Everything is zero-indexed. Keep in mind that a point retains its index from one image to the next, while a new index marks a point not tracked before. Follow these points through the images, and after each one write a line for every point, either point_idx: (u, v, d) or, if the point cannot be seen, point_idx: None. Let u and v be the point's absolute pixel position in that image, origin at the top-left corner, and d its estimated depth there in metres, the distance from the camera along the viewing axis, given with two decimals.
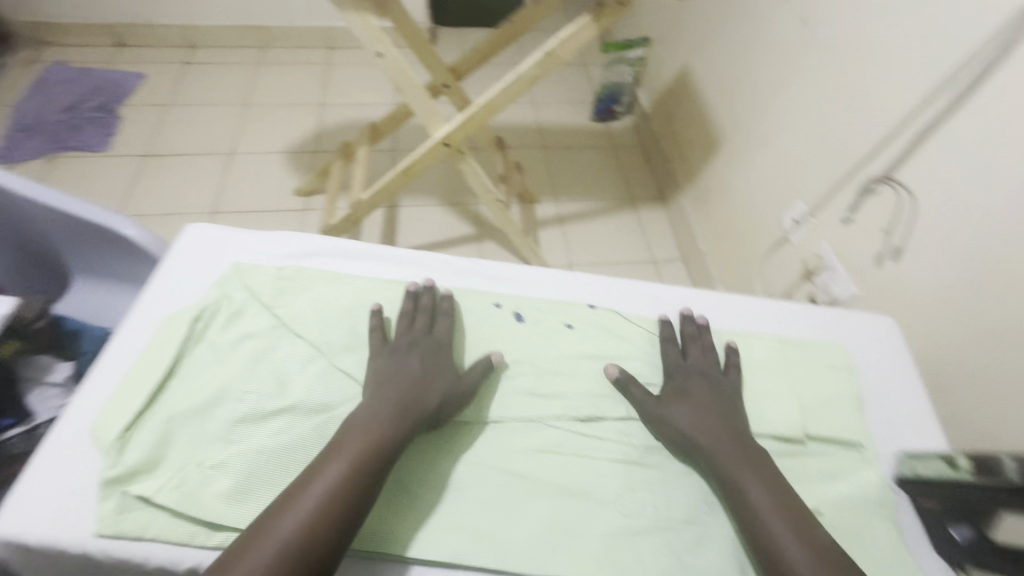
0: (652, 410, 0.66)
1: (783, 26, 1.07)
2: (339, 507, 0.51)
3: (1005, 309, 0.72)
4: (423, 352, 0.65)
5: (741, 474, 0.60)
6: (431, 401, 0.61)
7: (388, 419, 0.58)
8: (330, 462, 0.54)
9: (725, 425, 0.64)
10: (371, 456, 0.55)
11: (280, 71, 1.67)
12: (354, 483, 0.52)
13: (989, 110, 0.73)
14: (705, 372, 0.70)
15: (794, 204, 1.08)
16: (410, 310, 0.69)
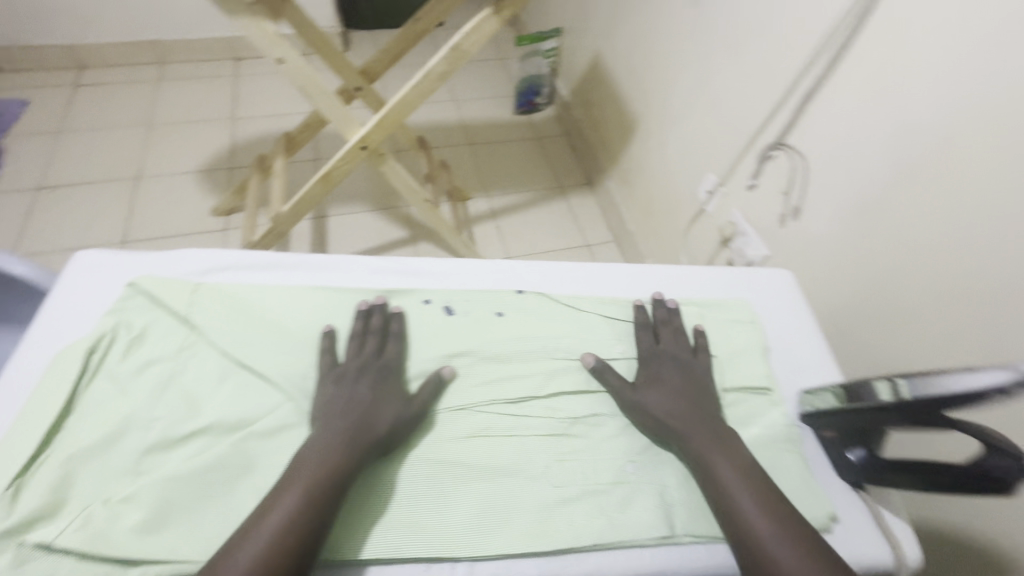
0: (629, 397, 0.61)
1: (677, 26, 1.43)
2: (302, 531, 0.47)
3: (855, 238, 0.98)
4: (375, 377, 0.59)
5: (718, 461, 0.55)
6: (380, 426, 0.55)
7: (334, 443, 0.53)
8: (283, 498, 0.49)
9: (699, 409, 0.60)
10: (321, 478, 0.50)
11: (180, 89, 1.96)
12: (308, 513, 0.48)
13: (862, 63, 0.92)
14: (675, 353, 0.65)
15: (706, 180, 1.39)
16: (360, 332, 0.63)
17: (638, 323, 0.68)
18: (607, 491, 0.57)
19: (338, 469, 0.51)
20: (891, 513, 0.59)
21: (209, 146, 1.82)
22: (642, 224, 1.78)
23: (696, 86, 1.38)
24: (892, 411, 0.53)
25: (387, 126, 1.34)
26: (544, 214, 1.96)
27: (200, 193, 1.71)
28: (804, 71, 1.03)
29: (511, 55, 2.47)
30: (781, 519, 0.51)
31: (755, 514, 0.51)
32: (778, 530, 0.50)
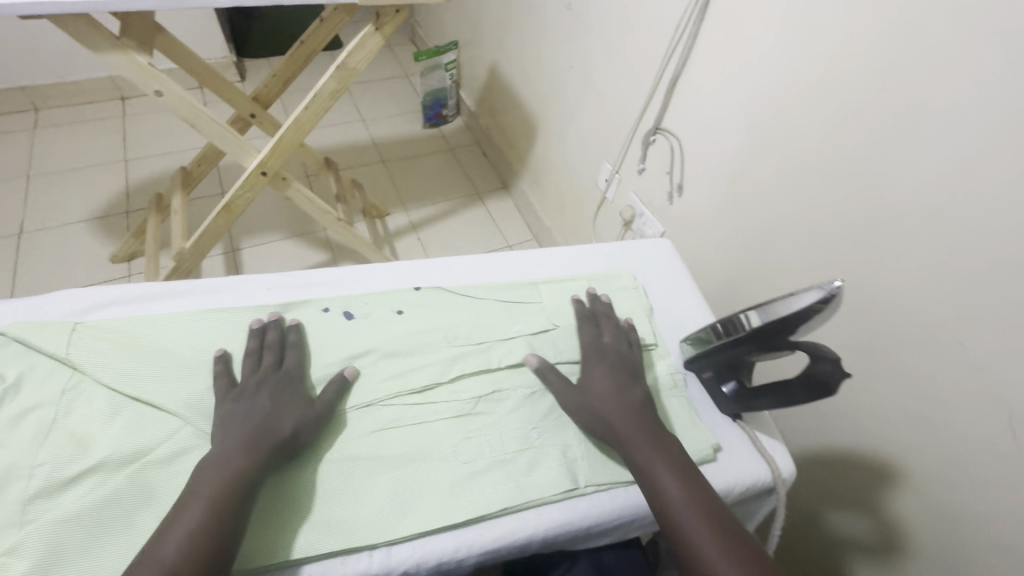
0: (572, 398, 0.63)
1: (557, 29, 1.52)
2: (208, 546, 0.47)
3: (726, 206, 1.08)
4: (275, 388, 0.59)
5: (655, 463, 0.56)
6: (284, 430, 0.56)
7: (235, 453, 0.53)
8: (185, 512, 0.48)
9: (636, 411, 0.61)
10: (223, 494, 0.50)
11: (62, 135, 1.85)
12: (216, 528, 0.48)
13: (709, 48, 1.02)
14: (615, 352, 0.67)
15: (604, 169, 1.48)
16: (256, 349, 0.63)
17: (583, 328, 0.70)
18: (514, 459, 0.60)
19: (242, 482, 0.51)
20: (764, 434, 0.68)
21: (98, 192, 1.71)
22: (556, 219, 1.86)
23: (583, 84, 1.48)
24: (750, 339, 0.61)
25: (284, 149, 1.32)
26: (464, 220, 2.00)
27: (95, 241, 1.60)
28: (665, 59, 1.14)
29: (414, 71, 2.51)
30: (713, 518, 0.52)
31: (688, 513, 0.52)
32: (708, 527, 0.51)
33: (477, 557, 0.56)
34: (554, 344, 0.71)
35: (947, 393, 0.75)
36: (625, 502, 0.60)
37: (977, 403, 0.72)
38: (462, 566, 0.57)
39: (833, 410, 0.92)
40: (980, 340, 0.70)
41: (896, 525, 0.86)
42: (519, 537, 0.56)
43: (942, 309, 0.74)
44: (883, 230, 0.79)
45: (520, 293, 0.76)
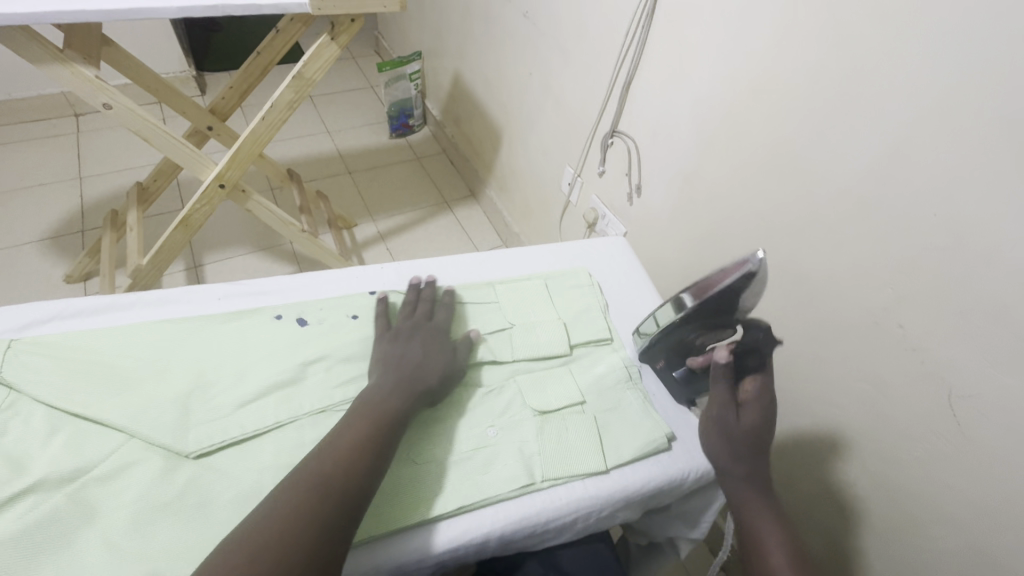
0: (715, 419, 0.62)
1: (515, 37, 1.54)
2: (368, 460, 0.52)
3: (680, 206, 1.11)
4: (425, 336, 0.66)
5: (761, 521, 0.58)
6: (430, 378, 0.62)
7: (390, 389, 0.59)
8: (356, 423, 0.55)
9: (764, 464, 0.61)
10: (386, 421, 0.56)
11: (9, 153, 1.78)
12: (378, 446, 0.54)
13: (659, 53, 1.05)
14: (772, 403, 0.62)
15: (566, 174, 1.50)
16: (413, 301, 0.71)
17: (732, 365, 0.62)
18: (470, 457, 0.61)
19: (400, 422, 0.57)
20: None
21: (52, 211, 1.66)
22: (524, 224, 1.87)
23: (542, 91, 1.50)
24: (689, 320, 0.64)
25: (242, 160, 1.31)
26: (433, 229, 2.00)
27: (46, 261, 1.55)
28: (618, 64, 1.17)
29: (378, 82, 2.51)
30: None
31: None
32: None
33: (437, 557, 0.56)
34: (509, 342, 0.72)
35: (891, 376, 0.79)
36: (582, 494, 0.60)
37: (919, 384, 0.75)
38: (421, 569, 0.56)
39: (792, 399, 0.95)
40: (917, 323, 0.74)
41: (855, 507, 0.89)
42: (475, 536, 0.56)
43: (881, 295, 0.77)
44: (825, 223, 0.82)
45: (476, 292, 0.77)
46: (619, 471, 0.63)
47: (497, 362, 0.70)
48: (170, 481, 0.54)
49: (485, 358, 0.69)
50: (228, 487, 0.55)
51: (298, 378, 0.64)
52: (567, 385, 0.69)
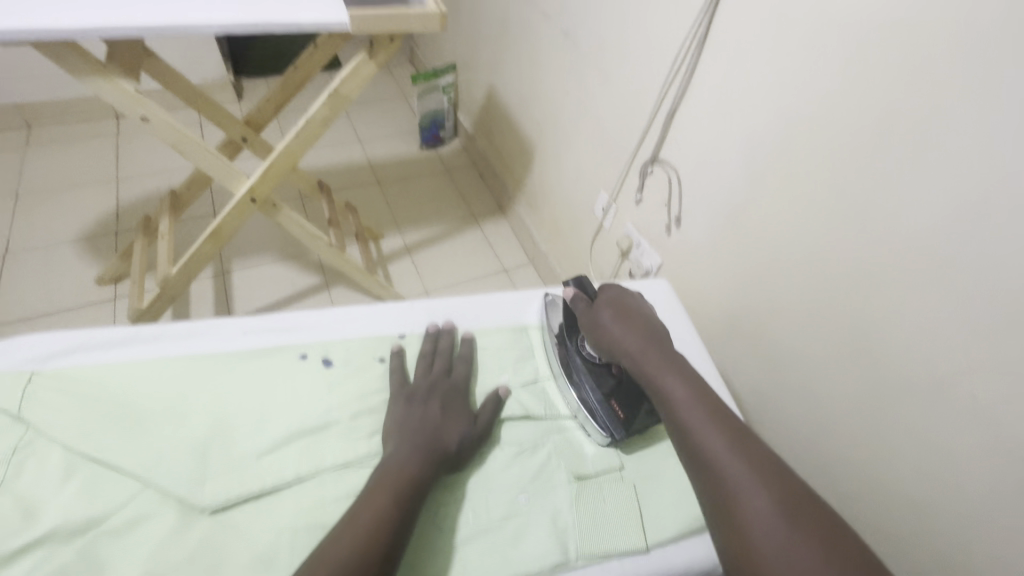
0: (587, 323, 0.68)
1: (554, 54, 1.51)
2: (387, 534, 0.49)
3: (723, 241, 1.05)
4: (442, 397, 0.63)
5: (667, 378, 0.59)
6: (451, 444, 0.58)
7: (409, 454, 0.56)
8: (375, 493, 0.52)
9: (652, 332, 0.64)
10: (404, 490, 0.53)
11: (53, 152, 1.82)
12: (398, 520, 0.50)
13: (708, 81, 1.00)
14: (626, 301, 0.69)
15: (601, 198, 1.45)
16: (429, 353, 0.68)
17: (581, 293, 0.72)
18: (499, 527, 0.56)
19: (422, 491, 0.53)
20: None
21: (88, 212, 1.68)
22: (553, 245, 1.82)
23: (579, 112, 1.46)
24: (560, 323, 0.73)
25: (274, 175, 1.30)
26: (460, 244, 1.96)
27: (80, 262, 1.56)
28: (663, 91, 1.11)
29: (411, 92, 2.50)
30: (718, 424, 0.54)
31: (698, 427, 0.54)
32: (710, 426, 0.54)
33: None
34: (542, 397, 0.68)
35: None
36: None
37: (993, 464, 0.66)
38: None
39: (833, 461, 0.86)
40: (992, 391, 0.64)
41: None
42: None
43: (949, 358, 0.68)
44: (884, 278, 0.74)
45: (507, 339, 0.73)
46: (658, 551, 0.58)
47: (530, 419, 0.66)
48: (183, 537, 0.52)
49: (518, 412, 0.66)
50: (242, 547, 0.52)
51: (321, 427, 0.61)
52: (600, 449, 0.64)
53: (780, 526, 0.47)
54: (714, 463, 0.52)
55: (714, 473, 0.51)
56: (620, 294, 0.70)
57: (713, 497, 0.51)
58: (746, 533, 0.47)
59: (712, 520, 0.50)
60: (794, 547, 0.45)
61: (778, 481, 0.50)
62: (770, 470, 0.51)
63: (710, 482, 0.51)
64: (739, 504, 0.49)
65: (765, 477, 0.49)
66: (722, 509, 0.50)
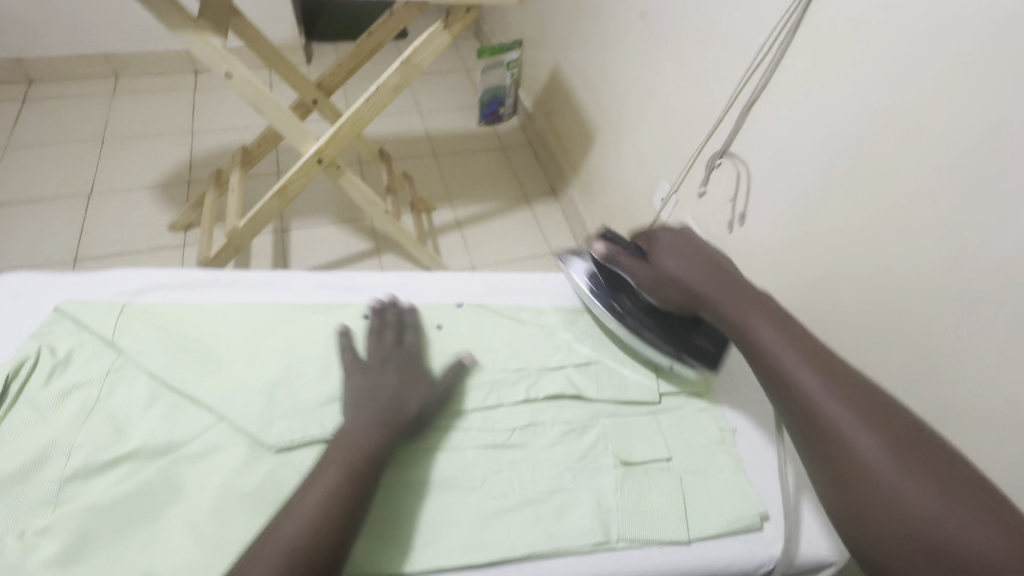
0: (647, 276, 0.66)
1: (628, 36, 1.46)
2: (343, 511, 0.49)
3: (790, 244, 1.00)
4: (399, 364, 0.62)
5: (755, 321, 0.60)
6: (409, 410, 0.58)
7: (364, 426, 0.55)
8: (321, 473, 0.51)
9: (723, 274, 0.63)
10: (357, 464, 0.52)
11: (134, 101, 1.93)
12: (348, 496, 0.50)
13: (794, 74, 0.95)
14: (686, 242, 0.66)
15: (661, 188, 1.41)
16: (378, 325, 0.66)
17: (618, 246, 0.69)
18: (544, 500, 0.58)
19: (376, 463, 0.53)
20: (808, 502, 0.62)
21: (164, 162, 1.78)
22: None
23: (648, 99, 1.42)
24: (605, 288, 0.71)
25: (342, 139, 1.33)
26: (509, 223, 1.97)
27: (155, 208, 1.66)
28: (743, 81, 1.06)
29: (474, 66, 2.50)
30: (814, 362, 0.56)
31: (797, 372, 0.56)
32: (805, 365, 0.55)
33: None
34: (594, 378, 0.68)
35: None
36: (657, 564, 0.56)
37: None
38: None
39: None
40: None
41: None
42: None
43: None
44: (970, 299, 0.70)
45: (561, 319, 0.74)
46: (700, 545, 0.57)
47: (581, 399, 0.67)
48: (252, 470, 0.55)
49: (570, 392, 0.66)
50: None
51: None
52: (649, 440, 0.64)
53: (889, 456, 0.50)
54: (816, 405, 0.54)
55: (817, 415, 0.53)
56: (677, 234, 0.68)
57: (817, 438, 0.53)
58: (859, 471, 0.50)
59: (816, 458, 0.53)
60: (911, 482, 0.48)
61: (886, 418, 0.52)
62: (876, 408, 0.52)
63: (817, 426, 0.53)
64: (847, 443, 0.51)
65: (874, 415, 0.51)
66: (827, 444, 0.52)
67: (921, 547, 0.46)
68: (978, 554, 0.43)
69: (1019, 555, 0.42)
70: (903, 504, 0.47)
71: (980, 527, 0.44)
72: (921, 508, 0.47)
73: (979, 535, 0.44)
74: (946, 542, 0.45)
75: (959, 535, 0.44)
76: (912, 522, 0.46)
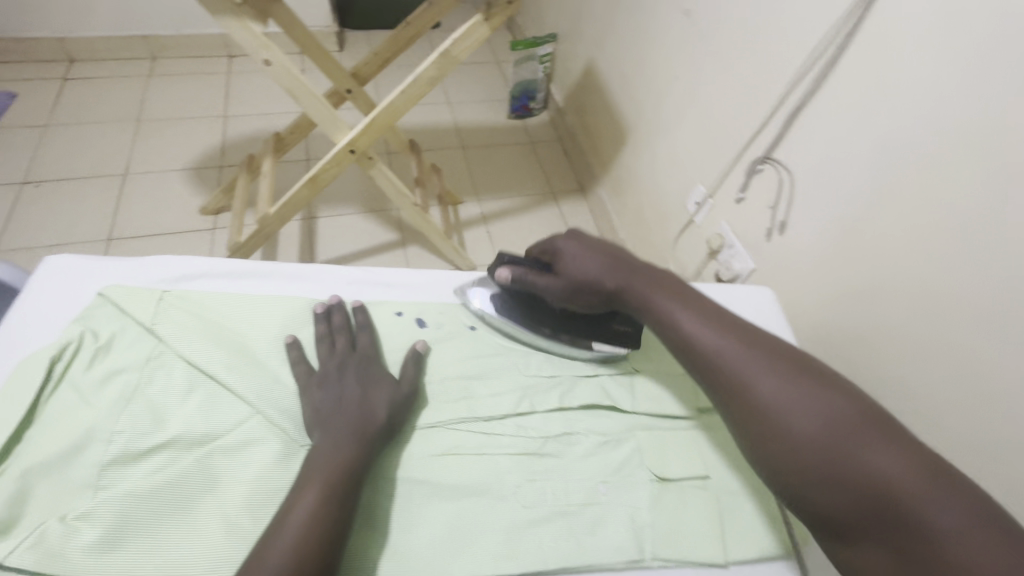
0: (563, 287, 0.66)
1: (669, 33, 1.42)
2: (326, 528, 0.48)
3: (835, 256, 0.96)
4: (359, 370, 0.61)
5: (660, 298, 0.63)
6: (378, 414, 0.57)
7: (338, 440, 0.54)
8: (301, 493, 0.50)
9: (624, 264, 0.66)
10: (337, 479, 0.51)
11: (170, 83, 1.95)
12: (330, 512, 0.49)
13: (849, 80, 0.91)
14: (582, 244, 0.68)
15: (696, 190, 1.38)
16: (327, 333, 0.64)
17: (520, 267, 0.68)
18: (577, 512, 0.56)
19: (355, 475, 0.52)
20: None
21: (197, 145, 1.80)
22: (632, 233, 1.76)
23: (686, 99, 1.38)
24: (520, 313, 0.69)
25: (375, 130, 1.32)
26: (536, 219, 1.95)
27: (187, 190, 1.68)
28: (791, 85, 1.02)
29: (506, 58, 2.47)
30: (712, 324, 0.60)
31: (706, 337, 0.59)
32: (705, 328, 0.60)
33: None
34: (628, 389, 0.67)
35: None
36: None
37: None
38: None
39: None
40: None
41: None
42: None
43: None
44: None
45: None
46: (736, 567, 0.56)
47: (616, 410, 0.65)
48: (287, 466, 0.55)
49: (605, 402, 0.65)
50: None
51: None
52: (686, 456, 0.62)
53: (787, 398, 0.54)
54: (722, 362, 0.58)
55: (730, 376, 0.57)
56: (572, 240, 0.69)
57: (732, 398, 0.56)
58: (765, 419, 0.53)
59: (734, 417, 0.56)
60: (809, 419, 0.52)
61: (787, 367, 0.56)
62: (777, 358, 0.57)
63: (725, 384, 0.57)
64: (751, 394, 0.55)
65: (776, 366, 0.55)
66: (735, 400, 0.56)
67: (828, 478, 0.49)
68: (875, 472, 0.47)
69: (900, 460, 0.47)
70: (808, 442, 0.51)
71: (880, 453, 0.48)
72: (823, 443, 0.50)
73: (881, 459, 0.48)
74: (856, 473, 0.48)
75: (864, 463, 0.48)
76: (826, 461, 0.50)
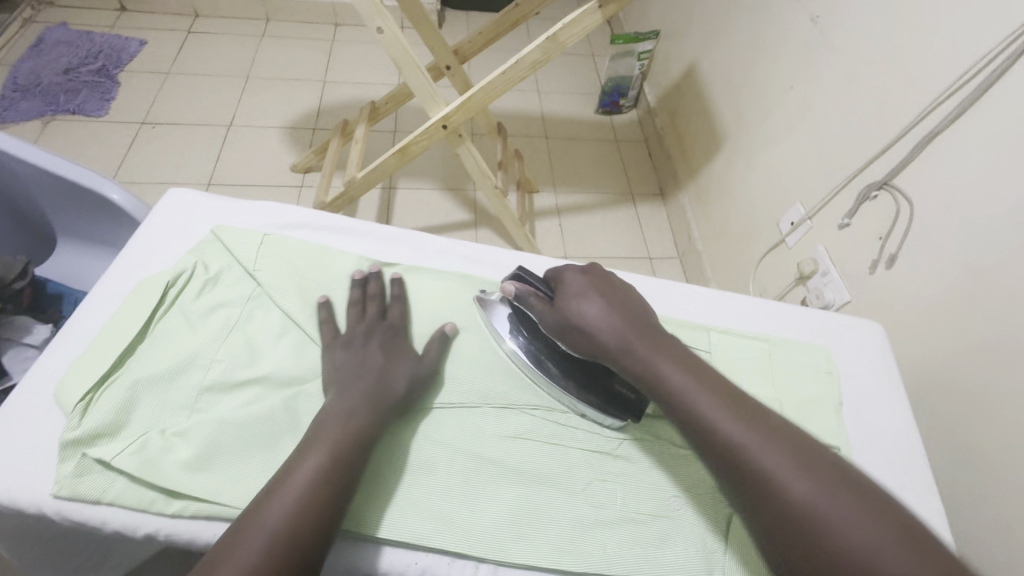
0: (554, 322, 0.57)
1: (790, 40, 1.32)
2: (330, 494, 0.47)
3: (953, 300, 0.87)
4: (383, 340, 0.60)
5: (662, 364, 0.51)
6: (396, 388, 0.56)
7: (353, 406, 0.53)
8: (306, 455, 0.48)
9: (630, 319, 0.55)
10: (349, 444, 0.50)
11: (279, 45, 2.06)
12: (331, 478, 0.47)
13: (1007, 107, 0.80)
14: (587, 280, 0.58)
15: (794, 210, 1.29)
16: (360, 299, 0.63)
17: (527, 289, 0.61)
18: (645, 521, 0.54)
19: (364, 444, 0.51)
20: None
21: (296, 105, 1.88)
22: (710, 245, 1.68)
23: (797, 111, 1.29)
24: (526, 341, 0.62)
25: (471, 107, 1.32)
26: (610, 218, 1.90)
27: (282, 148, 1.77)
28: (931, 106, 0.92)
29: (601, 52, 2.42)
30: (727, 405, 0.48)
31: (719, 418, 0.47)
32: (718, 411, 0.48)
33: None
34: None
35: None
36: None
37: None
38: None
39: None
40: None
41: None
42: None
43: None
44: None
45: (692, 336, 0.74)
46: None
47: None
48: None
49: None
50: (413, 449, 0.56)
51: (492, 362, 0.63)
52: None
53: (824, 511, 0.42)
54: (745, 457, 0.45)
55: (751, 477, 0.45)
56: (586, 272, 0.59)
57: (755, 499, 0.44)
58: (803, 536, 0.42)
59: (760, 525, 0.44)
60: (857, 540, 0.40)
61: (816, 466, 0.44)
62: (795, 449, 0.46)
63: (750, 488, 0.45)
64: (781, 502, 0.43)
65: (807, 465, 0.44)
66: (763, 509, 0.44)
67: None
68: None
69: None
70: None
71: None
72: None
73: None
74: None
75: None
76: None
